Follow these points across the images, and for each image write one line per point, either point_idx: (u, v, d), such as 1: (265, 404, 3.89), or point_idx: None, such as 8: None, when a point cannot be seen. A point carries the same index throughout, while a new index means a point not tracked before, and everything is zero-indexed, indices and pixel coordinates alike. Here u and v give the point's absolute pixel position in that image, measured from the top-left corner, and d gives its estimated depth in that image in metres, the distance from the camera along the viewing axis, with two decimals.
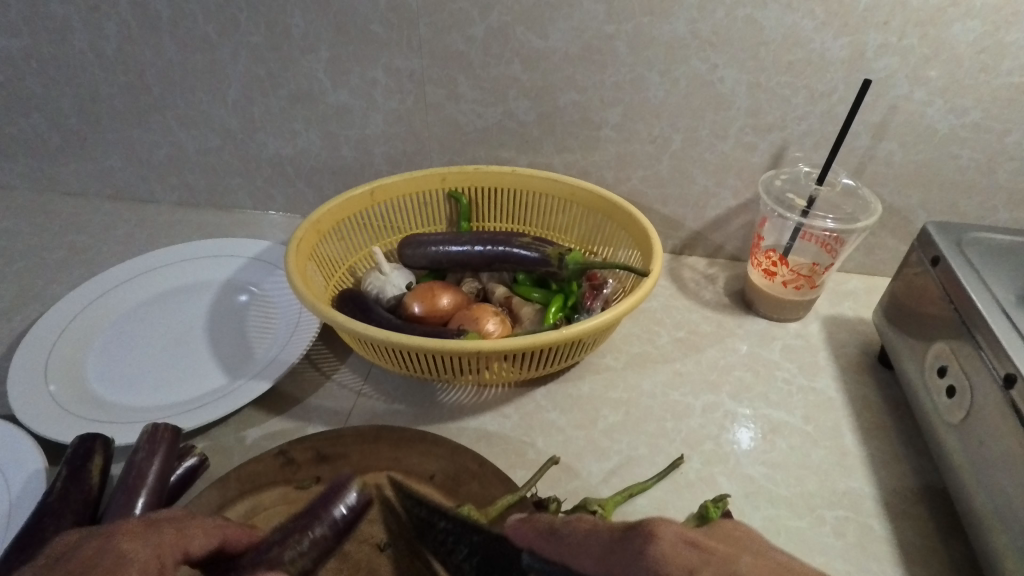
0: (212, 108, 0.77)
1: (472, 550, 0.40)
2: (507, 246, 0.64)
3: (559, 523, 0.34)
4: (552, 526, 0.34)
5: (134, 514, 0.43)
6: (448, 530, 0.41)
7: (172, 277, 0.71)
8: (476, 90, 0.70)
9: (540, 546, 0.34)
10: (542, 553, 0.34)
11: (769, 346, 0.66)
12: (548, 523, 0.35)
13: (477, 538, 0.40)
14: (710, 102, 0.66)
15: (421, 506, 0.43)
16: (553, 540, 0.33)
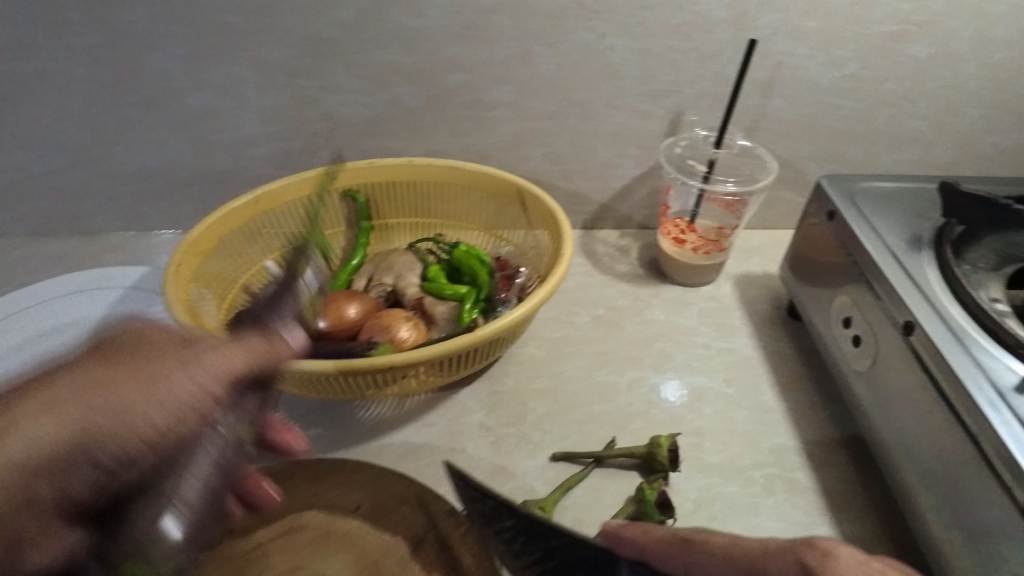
0: (54, 122, 0.67)
1: (550, 556, 0.39)
2: None
3: (688, 534, 0.36)
4: (683, 538, 0.35)
5: None
6: (515, 529, 0.40)
7: (34, 324, 0.62)
8: (356, 78, 0.65)
9: (658, 553, 0.36)
10: (655, 563, 0.36)
11: (685, 313, 0.67)
12: (673, 537, 0.36)
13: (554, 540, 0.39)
14: (602, 73, 0.65)
15: (484, 501, 0.41)
16: (680, 550, 0.35)
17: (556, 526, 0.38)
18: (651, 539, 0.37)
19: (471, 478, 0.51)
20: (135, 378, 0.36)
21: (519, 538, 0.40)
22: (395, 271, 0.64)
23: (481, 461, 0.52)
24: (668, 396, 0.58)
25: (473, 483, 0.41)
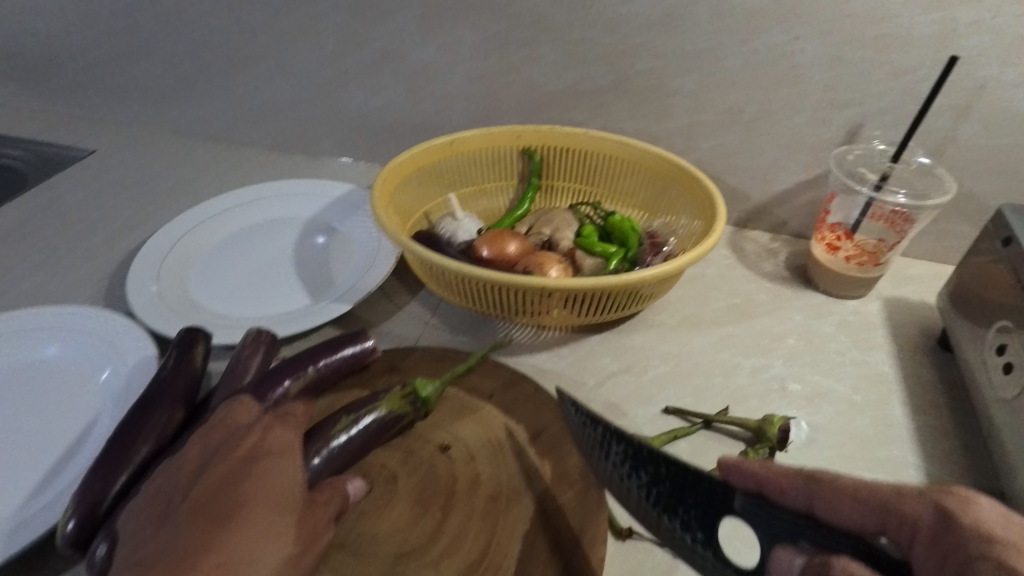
0: (310, 59, 0.83)
1: (657, 480, 0.39)
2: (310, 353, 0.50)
3: (813, 472, 0.34)
4: (809, 475, 0.34)
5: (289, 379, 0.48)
6: (625, 454, 0.41)
7: (268, 210, 0.78)
8: (555, 52, 0.73)
9: (780, 485, 0.34)
10: (778, 497, 0.35)
11: (823, 319, 0.67)
12: (799, 475, 0.34)
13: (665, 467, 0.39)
14: (787, 74, 0.67)
15: (595, 428, 0.43)
16: (807, 484, 0.34)
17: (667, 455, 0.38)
18: (772, 474, 0.35)
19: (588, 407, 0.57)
20: (266, 523, 0.36)
21: (626, 461, 0.40)
22: (554, 224, 0.71)
23: (599, 397, 0.58)
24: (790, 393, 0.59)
25: (584, 412, 0.44)
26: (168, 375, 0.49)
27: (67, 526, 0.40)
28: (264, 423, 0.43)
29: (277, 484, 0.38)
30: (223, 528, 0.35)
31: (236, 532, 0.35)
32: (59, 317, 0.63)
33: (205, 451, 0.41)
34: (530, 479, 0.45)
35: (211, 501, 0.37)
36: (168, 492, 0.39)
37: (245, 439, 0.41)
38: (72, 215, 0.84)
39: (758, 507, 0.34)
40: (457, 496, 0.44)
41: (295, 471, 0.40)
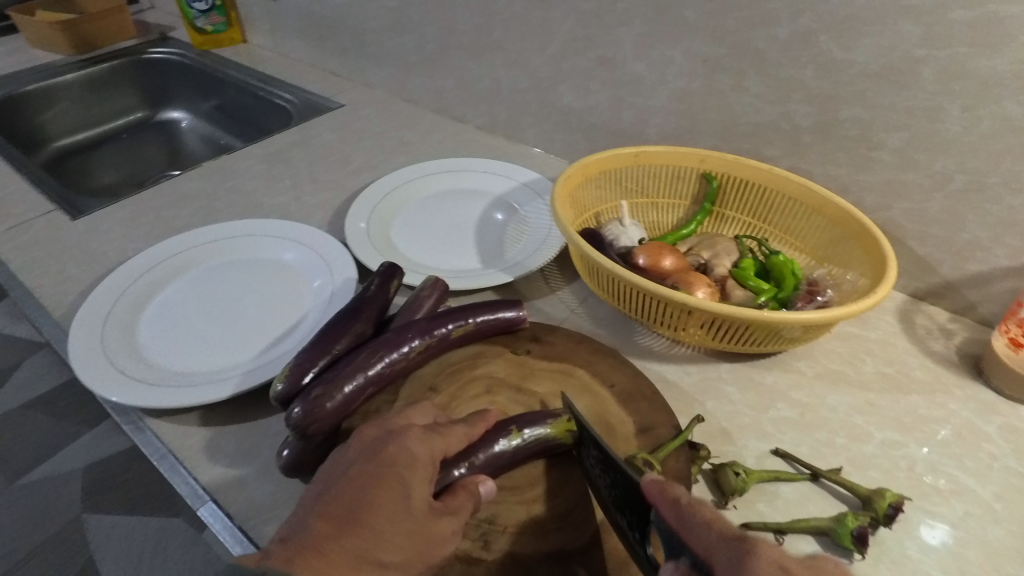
0: (532, 56, 0.93)
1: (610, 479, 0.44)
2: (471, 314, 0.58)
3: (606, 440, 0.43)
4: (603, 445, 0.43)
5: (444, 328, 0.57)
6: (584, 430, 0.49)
7: (466, 181, 0.91)
8: (762, 86, 0.74)
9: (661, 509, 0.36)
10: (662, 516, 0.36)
11: (986, 417, 0.62)
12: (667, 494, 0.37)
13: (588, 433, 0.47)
14: (1013, 150, 0.62)
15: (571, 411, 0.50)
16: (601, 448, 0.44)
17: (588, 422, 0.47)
18: (665, 494, 0.37)
19: (699, 425, 0.60)
20: (377, 532, 0.40)
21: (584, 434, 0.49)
22: (715, 250, 0.74)
23: (713, 419, 0.60)
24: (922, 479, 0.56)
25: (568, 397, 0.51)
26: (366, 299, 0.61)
27: (280, 386, 0.54)
28: (406, 430, 0.45)
29: (400, 496, 0.41)
30: (343, 536, 0.39)
31: (352, 538, 0.39)
32: (291, 231, 0.80)
33: (358, 444, 0.45)
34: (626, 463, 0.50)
35: (341, 497, 0.41)
36: (326, 475, 0.44)
37: (388, 443, 0.44)
38: (321, 153, 1.04)
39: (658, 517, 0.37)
40: (560, 458, 0.50)
41: (419, 484, 0.42)
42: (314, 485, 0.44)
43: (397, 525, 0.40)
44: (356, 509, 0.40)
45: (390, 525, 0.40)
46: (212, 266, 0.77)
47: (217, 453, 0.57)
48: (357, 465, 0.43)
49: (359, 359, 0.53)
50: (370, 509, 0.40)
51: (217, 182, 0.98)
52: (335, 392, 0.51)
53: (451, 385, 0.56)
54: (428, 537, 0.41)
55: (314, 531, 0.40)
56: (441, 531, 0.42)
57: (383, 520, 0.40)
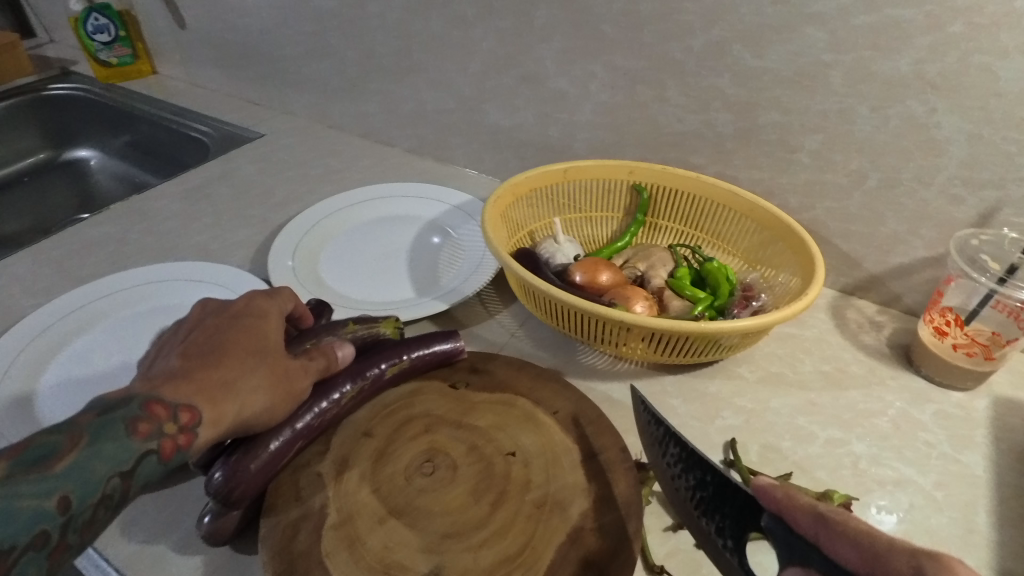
0: (455, 76, 0.91)
1: (701, 486, 0.42)
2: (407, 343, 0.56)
3: (826, 509, 0.35)
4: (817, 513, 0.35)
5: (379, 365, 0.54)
6: (678, 459, 0.43)
7: (395, 207, 0.88)
8: (682, 96, 0.75)
9: (795, 516, 0.36)
10: (791, 523, 0.36)
11: (920, 406, 0.64)
12: (811, 511, 0.35)
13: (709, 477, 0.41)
14: (921, 146, 0.64)
15: (657, 426, 0.45)
16: (813, 523, 0.35)
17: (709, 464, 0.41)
18: (793, 503, 0.36)
19: None
20: (240, 361, 0.45)
21: (680, 465, 0.43)
22: (650, 261, 0.74)
23: None
24: (867, 477, 0.57)
25: (651, 411, 0.46)
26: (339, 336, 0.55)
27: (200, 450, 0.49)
28: (253, 293, 0.52)
29: (257, 339, 0.47)
30: (206, 363, 0.44)
31: (212, 368, 0.44)
32: (212, 274, 0.76)
33: (206, 311, 0.50)
34: (575, 495, 0.48)
35: (196, 341, 0.46)
36: (172, 341, 0.48)
37: (234, 301, 0.51)
38: (241, 187, 0.99)
39: (779, 524, 0.37)
40: (506, 496, 0.48)
41: (274, 330, 0.50)
42: (155, 350, 0.48)
43: (258, 360, 0.46)
44: (215, 349, 0.45)
45: (262, 372, 0.46)
46: (124, 317, 0.71)
47: (131, 528, 0.51)
48: (242, 331, 0.47)
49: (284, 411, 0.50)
50: (229, 352, 0.45)
51: (128, 224, 0.91)
52: (259, 451, 0.47)
53: (386, 428, 0.53)
54: (285, 385, 0.47)
55: (176, 365, 0.44)
56: (293, 372, 0.48)
57: (247, 352, 0.46)
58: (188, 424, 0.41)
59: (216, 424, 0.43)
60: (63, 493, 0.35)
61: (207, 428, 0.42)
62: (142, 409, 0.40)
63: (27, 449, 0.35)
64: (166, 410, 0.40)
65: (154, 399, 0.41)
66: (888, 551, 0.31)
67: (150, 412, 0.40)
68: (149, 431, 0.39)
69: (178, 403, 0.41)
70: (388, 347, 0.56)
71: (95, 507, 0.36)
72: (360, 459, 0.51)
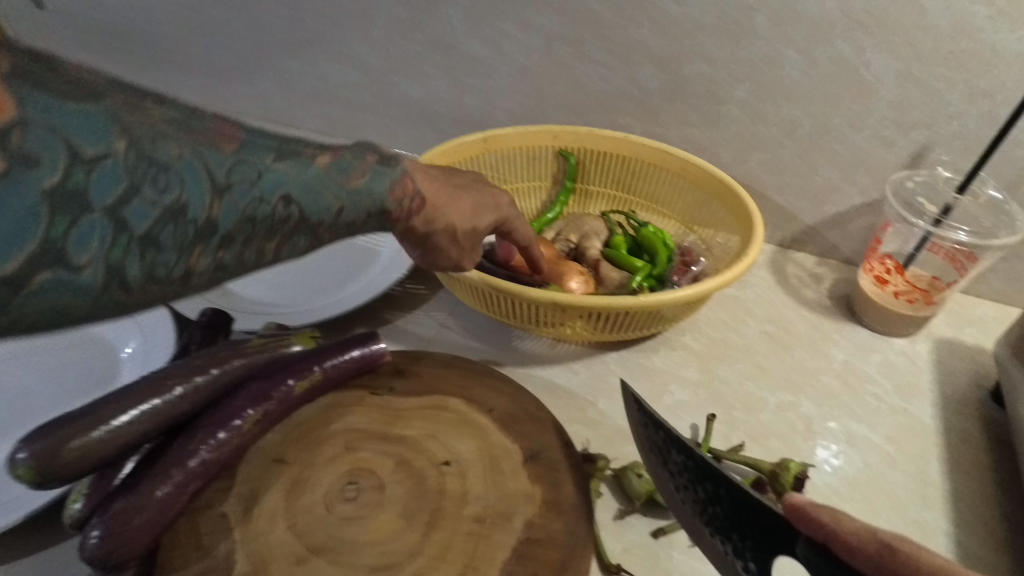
0: (357, 45, 0.82)
1: (715, 501, 0.40)
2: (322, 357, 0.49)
3: (882, 535, 0.36)
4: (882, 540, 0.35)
5: (288, 380, 0.47)
6: (683, 467, 0.42)
7: None
8: (603, 51, 0.69)
9: (849, 547, 0.36)
10: (843, 551, 0.36)
11: (865, 358, 0.62)
12: (872, 538, 0.36)
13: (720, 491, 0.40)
14: (851, 89, 0.61)
15: (658, 431, 0.43)
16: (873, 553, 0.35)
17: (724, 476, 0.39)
18: (843, 529, 0.36)
19: (595, 429, 0.54)
20: (449, 199, 0.47)
21: (687, 478, 0.41)
22: (582, 232, 0.69)
23: (609, 419, 0.55)
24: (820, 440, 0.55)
25: (647, 412, 0.44)
26: (242, 353, 0.47)
27: (75, 507, 0.40)
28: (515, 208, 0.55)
29: (502, 196, 0.52)
30: (438, 185, 0.47)
31: (458, 198, 0.48)
32: None
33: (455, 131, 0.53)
34: (519, 503, 0.44)
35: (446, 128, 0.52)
36: None
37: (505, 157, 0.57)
38: None
39: (818, 553, 0.36)
40: (442, 514, 0.43)
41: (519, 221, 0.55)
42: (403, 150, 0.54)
43: (495, 209, 0.51)
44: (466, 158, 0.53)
45: (476, 193, 0.51)
46: None
47: None
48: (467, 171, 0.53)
49: (174, 449, 0.42)
50: (455, 196, 0.48)
51: None
52: (145, 501, 0.40)
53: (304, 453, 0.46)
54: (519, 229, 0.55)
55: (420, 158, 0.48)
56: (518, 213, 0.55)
57: (471, 192, 0.50)
58: (409, 194, 0.43)
59: (428, 223, 0.46)
60: (340, 203, 0.38)
61: (419, 218, 0.45)
62: (394, 178, 0.42)
63: (338, 158, 0.38)
64: (410, 192, 0.43)
65: (394, 184, 0.42)
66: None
67: (392, 197, 0.42)
68: (398, 195, 0.42)
69: (416, 190, 0.44)
70: (296, 358, 0.48)
71: (341, 227, 0.39)
72: (271, 493, 0.44)
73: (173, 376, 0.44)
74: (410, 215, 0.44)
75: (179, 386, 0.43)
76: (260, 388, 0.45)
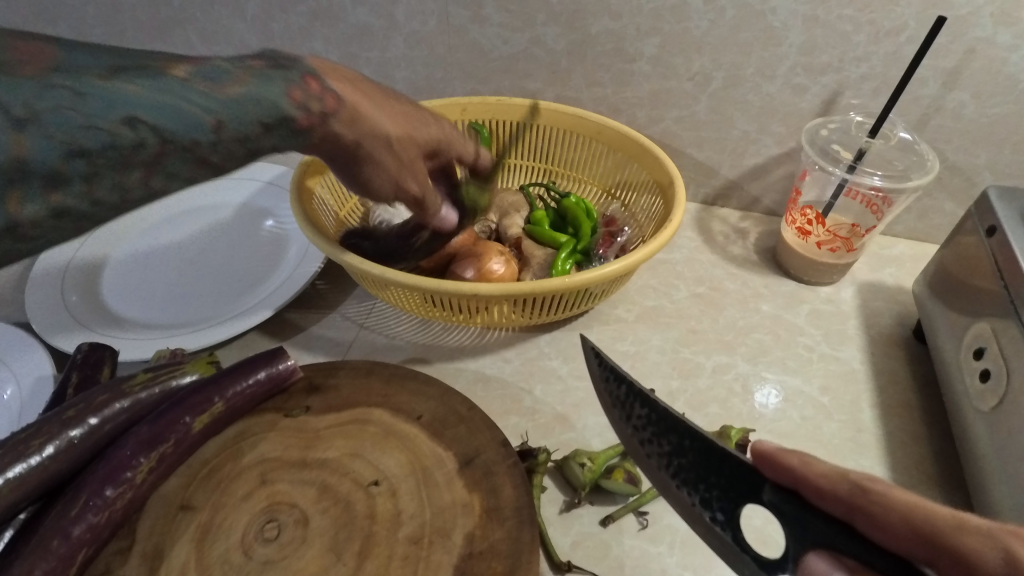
0: (232, 22, 0.74)
1: (680, 452, 0.33)
2: (218, 385, 0.43)
3: (863, 478, 0.28)
4: (862, 485, 0.28)
5: (184, 416, 0.41)
6: (648, 420, 0.35)
7: (191, 198, 0.71)
8: (502, 12, 0.64)
9: (821, 490, 0.29)
10: (813, 498, 0.29)
11: (794, 310, 0.62)
12: (842, 479, 0.28)
13: (687, 440, 0.33)
14: (759, 36, 0.59)
15: (620, 384, 0.36)
16: (850, 493, 0.28)
17: (693, 428, 0.33)
18: (811, 472, 0.29)
19: (532, 419, 0.52)
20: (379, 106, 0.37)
21: (653, 430, 0.34)
22: (502, 209, 0.66)
23: (546, 406, 0.53)
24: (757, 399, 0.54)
25: (611, 366, 0.37)
26: (122, 394, 0.41)
27: None
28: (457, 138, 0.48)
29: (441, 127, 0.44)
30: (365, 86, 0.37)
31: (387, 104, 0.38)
32: None
33: None
34: (456, 516, 0.41)
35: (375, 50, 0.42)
36: None
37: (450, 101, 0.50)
38: None
39: (788, 499, 0.29)
40: (375, 540, 0.40)
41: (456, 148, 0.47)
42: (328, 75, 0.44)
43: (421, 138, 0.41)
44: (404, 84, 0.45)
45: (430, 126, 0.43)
46: None
47: None
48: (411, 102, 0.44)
49: (51, 519, 0.36)
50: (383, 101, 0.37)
51: None
52: None
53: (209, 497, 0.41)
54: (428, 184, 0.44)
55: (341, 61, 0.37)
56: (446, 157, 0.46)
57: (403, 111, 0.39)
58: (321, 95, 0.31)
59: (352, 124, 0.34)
60: (215, 117, 0.27)
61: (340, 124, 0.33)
62: (297, 76, 0.31)
63: (202, 63, 0.27)
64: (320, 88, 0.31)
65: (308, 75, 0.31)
66: (960, 536, 0.24)
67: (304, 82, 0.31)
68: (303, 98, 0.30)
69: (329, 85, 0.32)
70: (191, 389, 0.43)
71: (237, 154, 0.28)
72: (179, 546, 0.39)
73: (40, 434, 0.38)
74: (323, 122, 0.32)
75: (49, 445, 0.37)
76: (148, 432, 0.40)
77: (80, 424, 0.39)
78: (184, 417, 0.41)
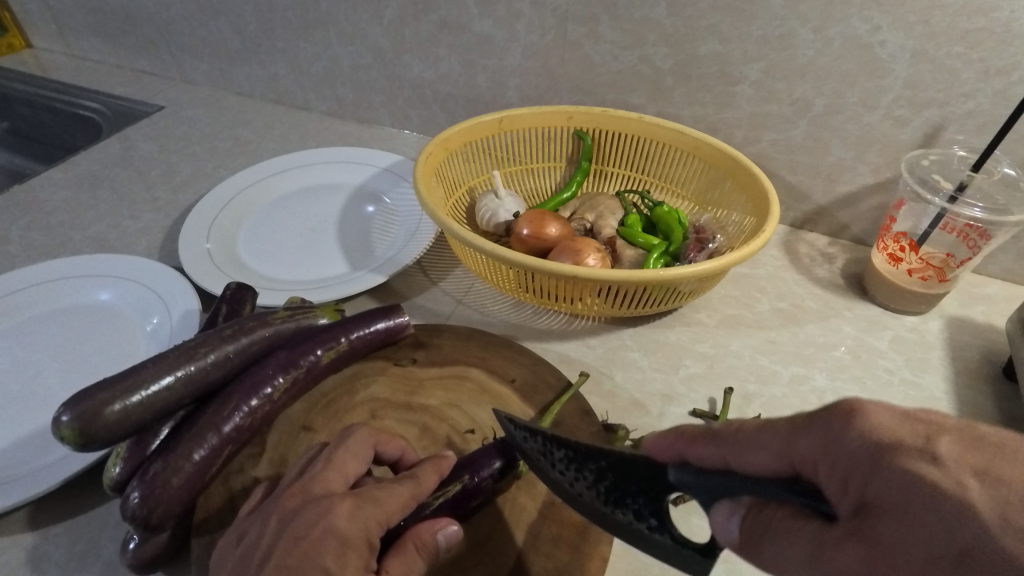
0: (369, 26, 0.83)
1: (602, 476, 0.37)
2: (341, 331, 0.49)
3: (718, 427, 0.32)
4: (710, 430, 0.32)
5: (313, 350, 0.47)
6: (568, 459, 0.38)
7: (316, 176, 0.80)
8: (616, 31, 0.70)
9: (696, 453, 0.32)
10: (697, 463, 0.32)
11: (877, 334, 0.63)
12: (709, 442, 0.32)
13: (603, 462, 0.38)
14: (865, 67, 0.62)
15: (535, 438, 0.40)
16: (715, 447, 0.32)
17: (605, 448, 0.37)
18: (686, 440, 0.33)
19: (611, 401, 0.55)
20: None
21: (571, 464, 0.38)
22: (598, 210, 0.70)
23: (625, 391, 0.56)
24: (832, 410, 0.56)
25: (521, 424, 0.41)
26: (267, 324, 0.48)
27: (113, 470, 0.41)
28: None
29: None
30: None
31: None
32: (109, 265, 0.64)
33: None
34: None
35: None
36: None
37: None
38: (137, 165, 0.87)
39: (687, 472, 0.32)
40: None
41: None
42: None
43: None
44: None
45: None
46: (7, 327, 0.59)
47: (42, 567, 0.42)
48: None
49: (208, 415, 0.43)
50: None
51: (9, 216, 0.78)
52: (182, 463, 0.40)
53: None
54: None
55: None
56: None
57: None
58: None
59: None
60: None
61: None
62: None
63: None
64: None
65: None
66: (794, 429, 0.28)
67: None
68: None
69: None
70: (322, 329, 0.49)
71: None
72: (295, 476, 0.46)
73: (204, 345, 0.45)
74: None
75: (211, 354, 0.44)
76: (285, 359, 0.46)
77: (234, 343, 0.46)
78: (316, 350, 0.47)
